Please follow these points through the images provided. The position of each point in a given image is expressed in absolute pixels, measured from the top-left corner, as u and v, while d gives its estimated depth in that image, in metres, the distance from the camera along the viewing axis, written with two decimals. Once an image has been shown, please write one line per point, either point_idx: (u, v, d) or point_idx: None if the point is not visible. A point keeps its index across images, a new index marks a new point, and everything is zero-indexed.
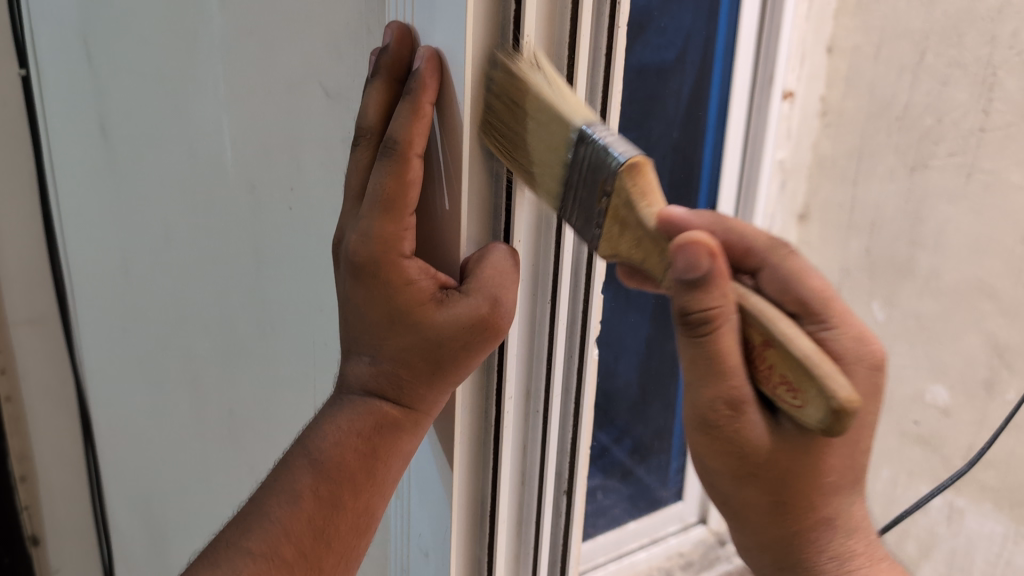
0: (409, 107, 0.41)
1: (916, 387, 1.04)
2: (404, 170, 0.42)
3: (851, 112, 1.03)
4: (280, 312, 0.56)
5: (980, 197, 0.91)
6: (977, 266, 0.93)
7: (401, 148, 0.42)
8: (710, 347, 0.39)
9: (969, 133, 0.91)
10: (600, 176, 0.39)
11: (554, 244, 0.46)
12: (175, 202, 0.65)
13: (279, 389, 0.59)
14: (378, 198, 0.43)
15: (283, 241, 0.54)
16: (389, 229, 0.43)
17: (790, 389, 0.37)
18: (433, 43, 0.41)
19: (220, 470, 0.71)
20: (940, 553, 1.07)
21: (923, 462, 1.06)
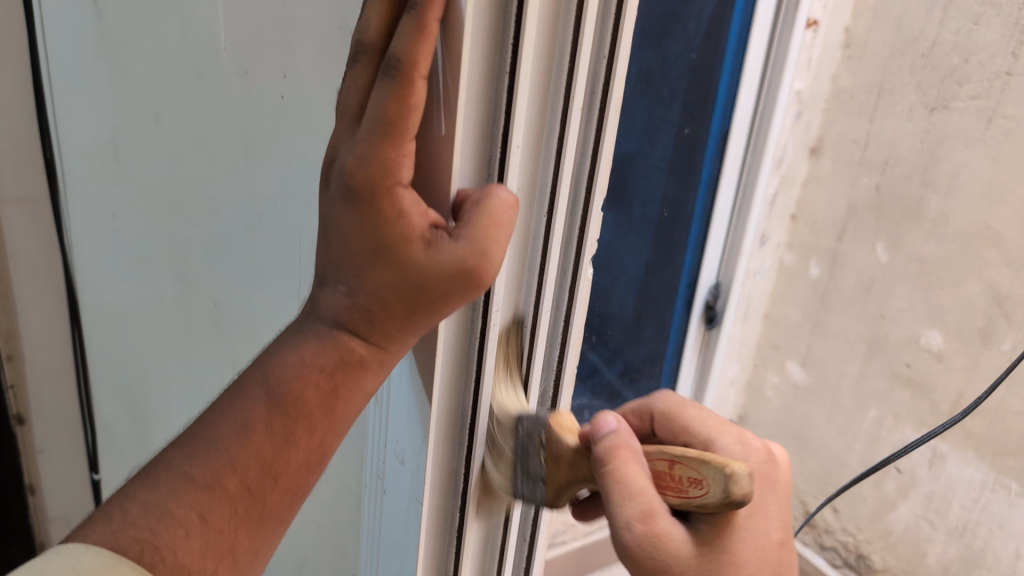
0: (413, 23, 0.36)
1: (912, 330, 1.03)
2: (407, 94, 0.37)
3: (877, 45, 1.00)
4: (269, 205, 0.55)
5: (999, 142, 0.89)
6: (988, 213, 0.92)
7: (405, 69, 0.37)
8: (612, 475, 0.47)
9: (995, 76, 0.88)
10: (534, 435, 0.51)
11: (554, 156, 0.43)
12: (166, 84, 0.63)
13: (267, 286, 0.58)
14: (377, 120, 0.38)
15: (273, 128, 0.52)
16: (389, 155, 0.39)
17: (694, 481, 0.45)
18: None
19: (204, 364, 0.71)
20: (916, 495, 1.09)
21: (910, 405, 1.06)
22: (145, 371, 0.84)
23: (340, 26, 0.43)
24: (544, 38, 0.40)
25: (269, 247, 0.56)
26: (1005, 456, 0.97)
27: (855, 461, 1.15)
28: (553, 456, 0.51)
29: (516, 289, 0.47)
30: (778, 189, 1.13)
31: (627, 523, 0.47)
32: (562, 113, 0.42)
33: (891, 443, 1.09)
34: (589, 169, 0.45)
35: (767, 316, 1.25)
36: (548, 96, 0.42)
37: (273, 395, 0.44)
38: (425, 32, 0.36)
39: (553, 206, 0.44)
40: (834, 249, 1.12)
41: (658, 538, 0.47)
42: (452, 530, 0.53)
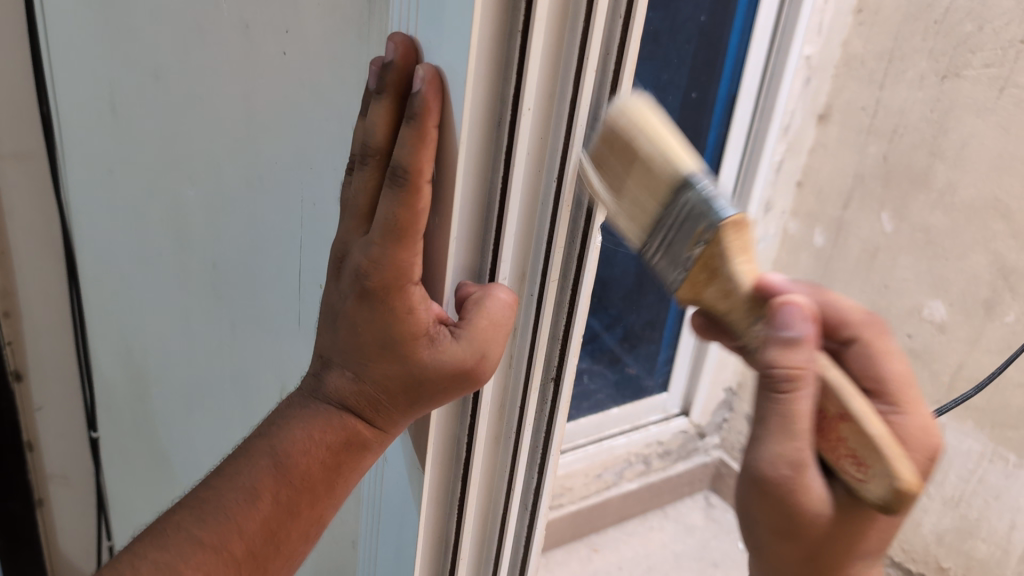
0: (412, 132, 0.38)
1: (915, 300, 1.03)
2: (415, 201, 0.39)
3: (890, 10, 0.98)
4: (270, 166, 0.54)
5: (1010, 113, 0.88)
6: (996, 184, 0.91)
7: (410, 177, 0.39)
8: (782, 408, 0.38)
9: (1009, 44, 0.87)
10: (697, 225, 0.36)
11: (555, 183, 0.41)
12: (164, 41, 0.61)
13: (267, 248, 0.57)
14: (388, 226, 0.40)
15: (274, 89, 0.51)
16: (398, 258, 0.41)
17: (856, 462, 0.38)
18: (436, 60, 0.37)
19: (203, 324, 0.70)
20: None
21: (910, 375, 1.06)
22: (144, 330, 0.83)
23: None
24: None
25: (271, 208, 0.55)
26: (1004, 428, 0.97)
27: None
28: (713, 269, 0.38)
29: (524, 250, 0.43)
30: (785, 156, 1.12)
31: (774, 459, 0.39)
32: (575, 73, 0.38)
33: None
34: (599, 134, 0.41)
35: None
36: (560, 54, 0.38)
37: (280, 465, 0.46)
38: (425, 139, 0.38)
39: (562, 171, 0.41)
40: (839, 218, 1.11)
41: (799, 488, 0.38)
42: (455, 493, 0.51)
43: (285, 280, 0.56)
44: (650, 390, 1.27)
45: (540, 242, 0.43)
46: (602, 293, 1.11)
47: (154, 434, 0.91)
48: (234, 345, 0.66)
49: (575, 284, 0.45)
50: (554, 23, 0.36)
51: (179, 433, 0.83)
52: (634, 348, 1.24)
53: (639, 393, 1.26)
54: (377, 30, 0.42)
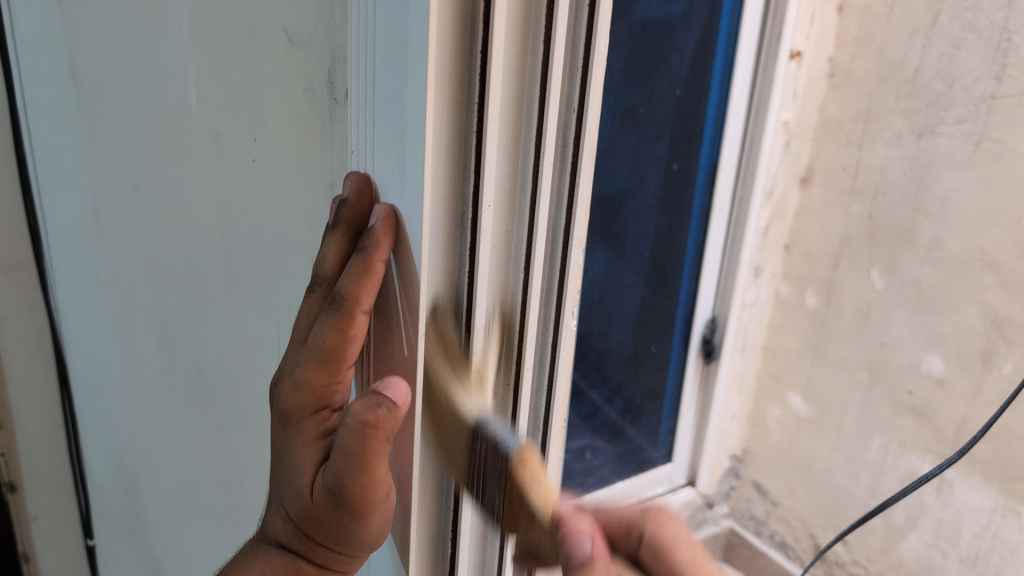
0: (359, 265, 0.42)
1: (912, 356, 1.03)
2: (349, 322, 0.44)
3: (861, 74, 1.02)
4: (247, 268, 0.54)
5: (988, 166, 0.91)
6: (982, 237, 0.93)
7: (347, 303, 0.43)
8: None
9: (980, 100, 0.90)
10: None
11: (522, 276, 0.40)
12: (141, 154, 0.63)
13: (246, 350, 0.58)
14: (324, 345, 0.45)
15: (245, 194, 0.52)
16: (319, 380, 0.47)
17: None
18: (391, 200, 0.40)
19: (191, 427, 0.70)
20: (926, 523, 1.07)
21: (914, 433, 1.05)
22: (133, 436, 0.83)
23: (308, 91, 0.43)
24: (512, 92, 0.36)
25: (251, 309, 0.56)
26: (1014, 480, 0.96)
27: (861, 493, 1.13)
28: None
29: (494, 351, 0.42)
30: (771, 219, 1.13)
31: None
32: (533, 168, 0.38)
33: (897, 471, 1.08)
34: (565, 217, 0.40)
35: (765, 348, 1.23)
36: (517, 141, 0.37)
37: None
38: (370, 271, 0.42)
39: (530, 258, 0.40)
40: (830, 278, 1.11)
41: None
42: None
43: (264, 379, 0.56)
44: (655, 461, 1.26)
45: (511, 337, 0.42)
46: (599, 367, 1.10)
47: (147, 540, 0.90)
48: (218, 450, 0.66)
49: (551, 379, 0.45)
50: (507, 111, 0.36)
51: (171, 539, 0.82)
52: (636, 420, 1.21)
53: (643, 465, 1.25)
54: (339, 138, 0.43)
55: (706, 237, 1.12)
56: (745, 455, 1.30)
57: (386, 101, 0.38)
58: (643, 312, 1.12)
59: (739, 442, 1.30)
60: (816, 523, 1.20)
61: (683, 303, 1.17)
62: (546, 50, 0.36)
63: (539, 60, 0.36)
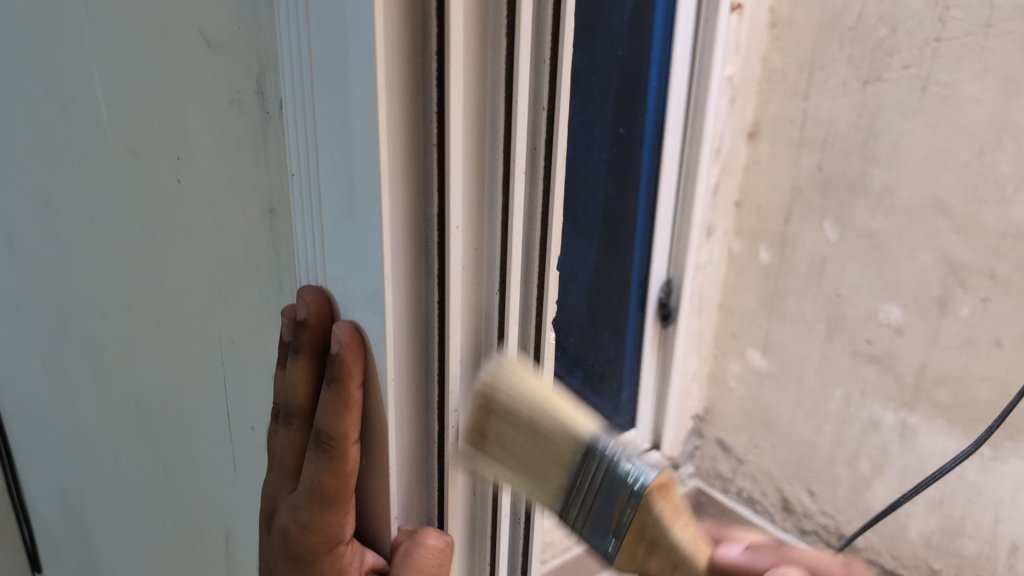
0: (336, 401, 0.37)
1: (869, 305, 1.03)
2: (342, 462, 0.38)
3: (803, 24, 1.00)
4: (186, 292, 0.50)
5: (935, 110, 0.91)
6: (932, 181, 0.93)
7: (336, 441, 0.38)
8: None
9: (924, 43, 0.90)
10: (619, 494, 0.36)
11: (499, 280, 0.38)
12: (52, 171, 0.58)
13: (189, 376, 0.53)
14: (313, 488, 0.39)
15: (173, 216, 0.48)
16: (320, 529, 0.40)
17: None
18: (353, 316, 0.36)
19: (138, 448, 0.65)
20: (890, 472, 1.07)
21: (876, 382, 1.05)
22: (71, 463, 0.78)
23: (233, 101, 0.40)
24: (474, 79, 0.33)
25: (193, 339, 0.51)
26: (977, 421, 0.97)
27: (826, 445, 1.13)
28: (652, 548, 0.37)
29: (473, 356, 0.39)
30: (720, 177, 1.11)
31: None
32: (503, 161, 0.35)
33: (860, 421, 1.08)
34: (539, 212, 0.38)
35: (721, 306, 1.22)
36: (484, 131, 0.35)
37: None
38: (348, 407, 0.37)
39: (505, 258, 0.37)
40: (782, 232, 1.10)
41: None
42: None
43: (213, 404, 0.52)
44: (619, 428, 1.24)
45: (489, 340, 0.39)
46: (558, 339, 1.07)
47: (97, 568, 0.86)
48: (166, 482, 0.62)
49: None
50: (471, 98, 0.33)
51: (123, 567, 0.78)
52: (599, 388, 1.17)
53: (608, 434, 1.23)
54: (274, 149, 0.38)
55: (656, 200, 1.10)
56: (706, 414, 1.30)
57: (324, 100, 0.33)
58: (597, 279, 1.09)
59: (701, 402, 1.29)
60: (782, 477, 1.20)
61: (639, 267, 1.15)
62: (511, 33, 0.33)
63: (502, 52, 0.33)
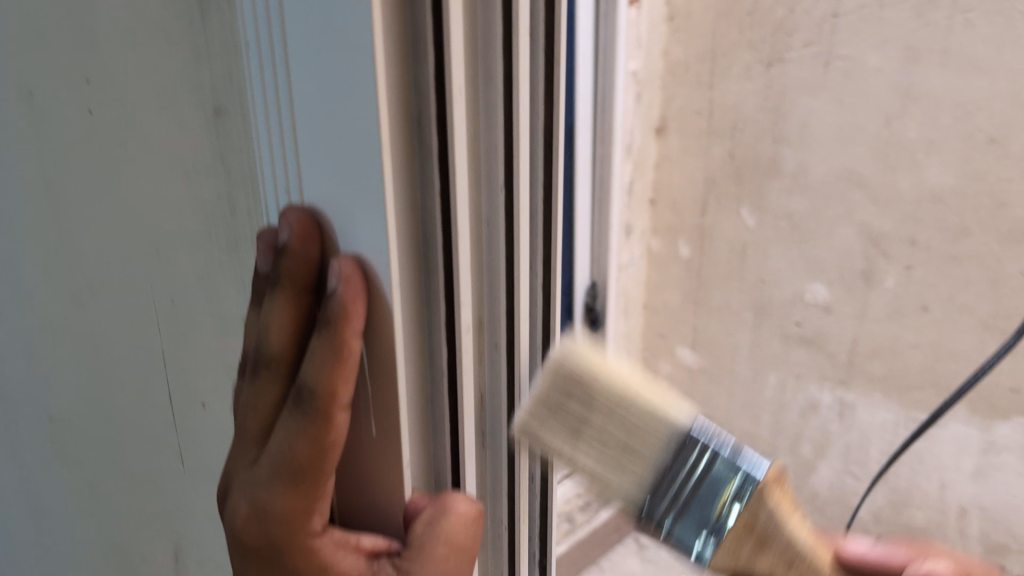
0: (330, 346, 0.42)
1: (795, 288, 1.03)
2: (331, 418, 0.43)
3: (700, 13, 1.00)
4: (211, 292, 0.57)
5: (840, 85, 0.92)
6: (844, 156, 0.94)
7: (320, 393, 0.43)
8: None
9: (822, 20, 0.91)
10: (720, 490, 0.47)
11: (498, 131, 0.42)
12: (73, 171, 0.62)
13: (208, 369, 0.61)
14: (293, 435, 0.44)
15: (168, 189, 0.55)
16: (303, 489, 0.44)
17: None
18: (357, 255, 0.41)
19: (146, 459, 0.72)
20: (834, 452, 1.07)
21: (809, 363, 1.05)
22: None
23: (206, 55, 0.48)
24: None
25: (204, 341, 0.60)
26: (913, 390, 0.97)
27: (767, 433, 1.12)
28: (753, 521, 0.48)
29: (484, 200, 0.44)
30: (633, 175, 1.10)
31: None
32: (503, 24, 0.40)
33: (798, 405, 1.08)
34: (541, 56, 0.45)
35: (646, 307, 1.20)
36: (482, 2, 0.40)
37: None
38: (345, 352, 0.42)
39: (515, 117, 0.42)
40: (700, 225, 1.09)
41: None
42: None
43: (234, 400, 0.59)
44: None
45: (501, 189, 0.44)
46: None
47: None
48: None
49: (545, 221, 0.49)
50: None
51: None
52: None
53: None
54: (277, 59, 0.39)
55: (574, 201, 1.07)
56: None
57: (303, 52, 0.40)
58: None
59: None
60: None
61: (563, 277, 1.12)
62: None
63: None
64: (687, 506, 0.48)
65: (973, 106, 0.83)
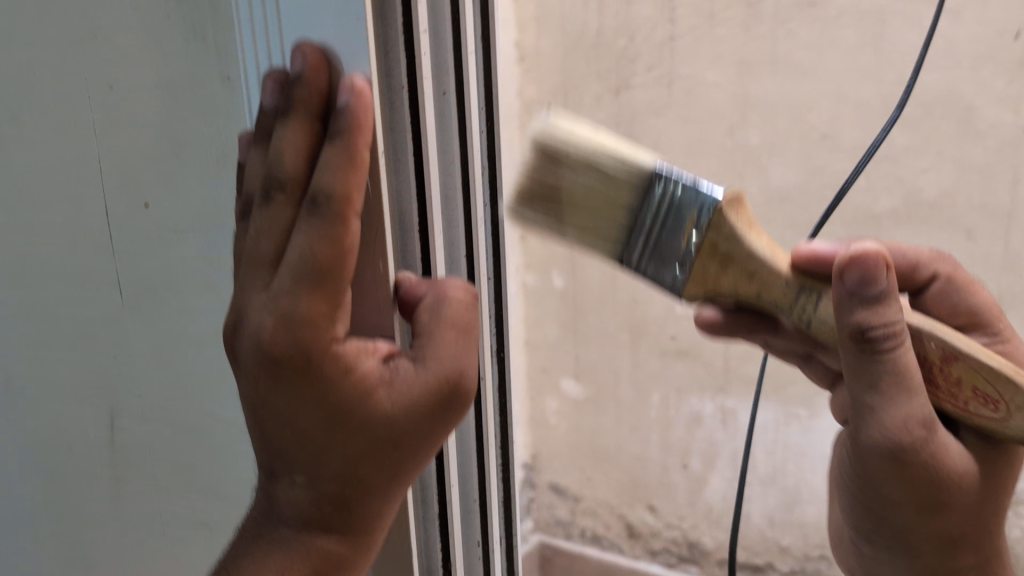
0: (344, 160, 0.41)
1: (666, 304, 1.05)
2: (347, 231, 0.41)
3: (547, 51, 1.05)
4: (139, 116, 0.52)
5: (685, 102, 0.98)
6: (696, 168, 0.99)
7: (338, 203, 0.41)
8: (895, 365, 0.46)
9: (662, 44, 0.97)
10: (685, 213, 0.47)
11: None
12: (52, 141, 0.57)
13: (154, 278, 0.57)
14: (311, 263, 0.41)
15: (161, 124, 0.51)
16: (323, 305, 0.42)
17: (987, 402, 0.46)
18: (316, 43, 0.42)
19: (54, 365, 0.65)
20: (722, 461, 1.10)
21: (688, 375, 1.08)
22: None
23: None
24: None
25: (125, 168, 0.54)
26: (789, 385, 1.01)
27: (656, 454, 1.15)
28: (723, 255, 0.48)
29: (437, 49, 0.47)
30: None
31: (905, 425, 0.48)
32: None
33: (683, 419, 1.11)
34: None
35: (527, 342, 1.20)
36: None
37: None
38: (357, 163, 0.41)
39: None
40: (571, 256, 1.10)
41: (935, 442, 0.49)
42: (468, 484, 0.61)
43: (158, 225, 0.55)
44: None
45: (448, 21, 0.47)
46: None
47: None
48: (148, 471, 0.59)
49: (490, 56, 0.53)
50: None
51: None
52: None
53: None
54: None
55: None
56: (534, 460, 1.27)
57: None
58: None
59: (528, 448, 1.26)
60: (621, 502, 1.21)
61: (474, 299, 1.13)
62: None
63: None
64: (654, 233, 0.48)
65: (805, 107, 0.92)
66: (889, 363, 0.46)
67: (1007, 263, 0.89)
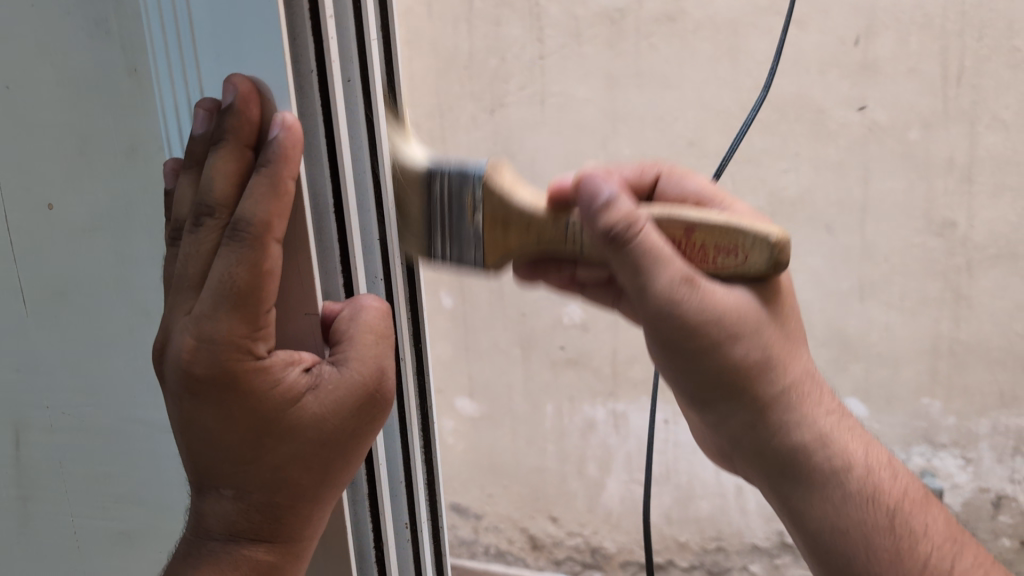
0: (266, 183, 0.38)
1: (553, 313, 1.07)
2: (262, 258, 0.38)
3: (421, 75, 1.06)
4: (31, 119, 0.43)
5: (558, 118, 1.00)
6: None
7: (255, 231, 0.38)
8: (638, 249, 0.44)
9: (532, 62, 0.99)
10: None
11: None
12: None
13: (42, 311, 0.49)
14: (228, 288, 0.39)
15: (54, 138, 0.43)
16: (237, 328, 0.40)
17: (725, 254, 0.44)
18: (249, 72, 0.37)
19: None
20: (618, 464, 1.14)
21: (578, 384, 1.10)
22: None
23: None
24: None
25: (29, 165, 0.45)
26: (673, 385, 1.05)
27: (553, 463, 1.17)
28: None
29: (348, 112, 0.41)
30: None
31: (670, 287, 0.44)
32: None
33: (576, 427, 1.13)
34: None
35: None
36: None
37: None
38: (281, 190, 0.38)
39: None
40: (457, 271, 1.13)
41: (719, 309, 0.45)
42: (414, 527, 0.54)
43: (67, 237, 0.46)
44: None
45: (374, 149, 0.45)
46: None
47: None
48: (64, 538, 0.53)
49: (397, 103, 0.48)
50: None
51: None
52: None
53: None
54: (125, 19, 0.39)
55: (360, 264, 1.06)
56: None
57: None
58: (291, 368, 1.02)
59: None
60: (522, 515, 1.22)
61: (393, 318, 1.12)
62: None
63: None
64: None
65: (671, 117, 0.96)
66: (638, 244, 0.43)
67: (865, 253, 0.95)
